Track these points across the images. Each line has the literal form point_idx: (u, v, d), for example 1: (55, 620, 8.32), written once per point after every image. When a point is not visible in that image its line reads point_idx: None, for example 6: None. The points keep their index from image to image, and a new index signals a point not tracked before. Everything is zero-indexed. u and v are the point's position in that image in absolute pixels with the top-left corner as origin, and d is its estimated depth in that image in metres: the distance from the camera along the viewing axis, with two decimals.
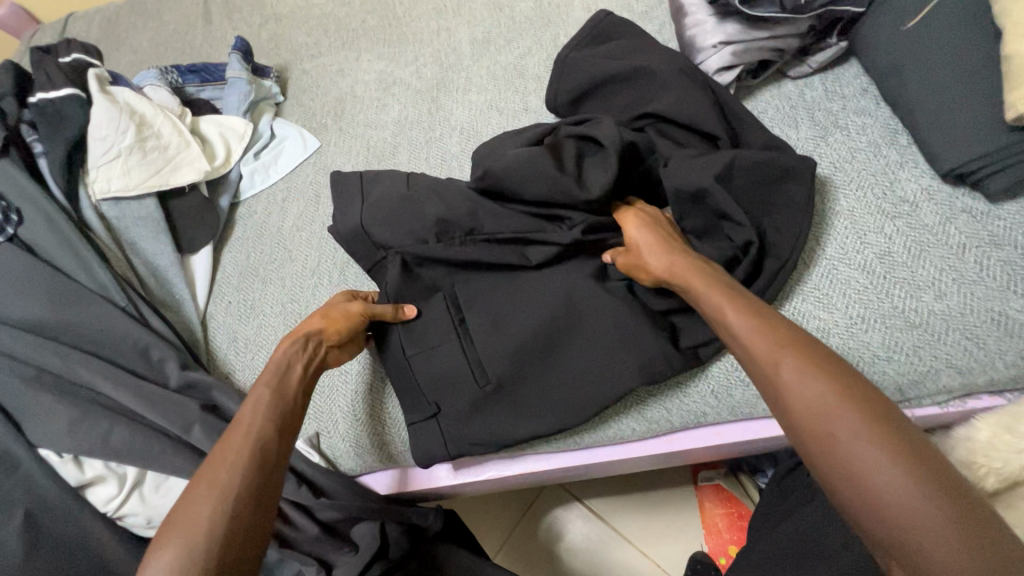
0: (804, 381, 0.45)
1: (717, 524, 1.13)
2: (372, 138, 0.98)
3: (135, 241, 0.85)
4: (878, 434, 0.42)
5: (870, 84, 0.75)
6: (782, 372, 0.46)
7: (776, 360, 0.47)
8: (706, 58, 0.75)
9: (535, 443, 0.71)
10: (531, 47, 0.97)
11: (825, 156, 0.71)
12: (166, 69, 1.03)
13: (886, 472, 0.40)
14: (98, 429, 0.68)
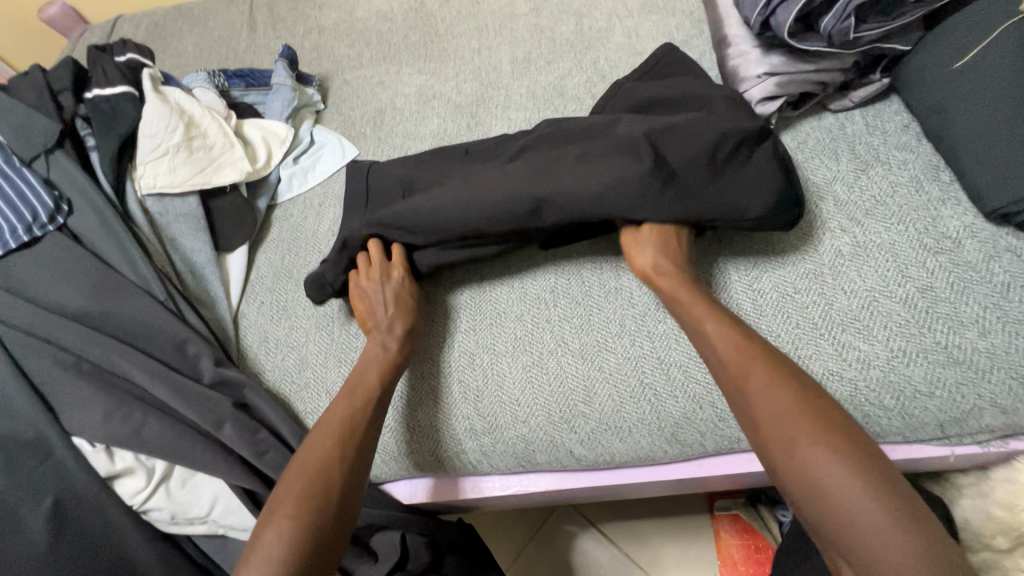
0: (759, 385, 0.54)
1: (733, 556, 1.10)
2: (410, 149, 1.00)
3: (176, 237, 0.86)
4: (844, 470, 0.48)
5: (911, 120, 0.76)
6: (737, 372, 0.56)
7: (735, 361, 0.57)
8: (750, 88, 0.77)
9: (564, 460, 0.70)
10: (571, 69, 0.99)
11: (867, 189, 0.72)
12: (214, 72, 1.05)
13: (836, 477, 0.48)
14: (132, 421, 0.68)
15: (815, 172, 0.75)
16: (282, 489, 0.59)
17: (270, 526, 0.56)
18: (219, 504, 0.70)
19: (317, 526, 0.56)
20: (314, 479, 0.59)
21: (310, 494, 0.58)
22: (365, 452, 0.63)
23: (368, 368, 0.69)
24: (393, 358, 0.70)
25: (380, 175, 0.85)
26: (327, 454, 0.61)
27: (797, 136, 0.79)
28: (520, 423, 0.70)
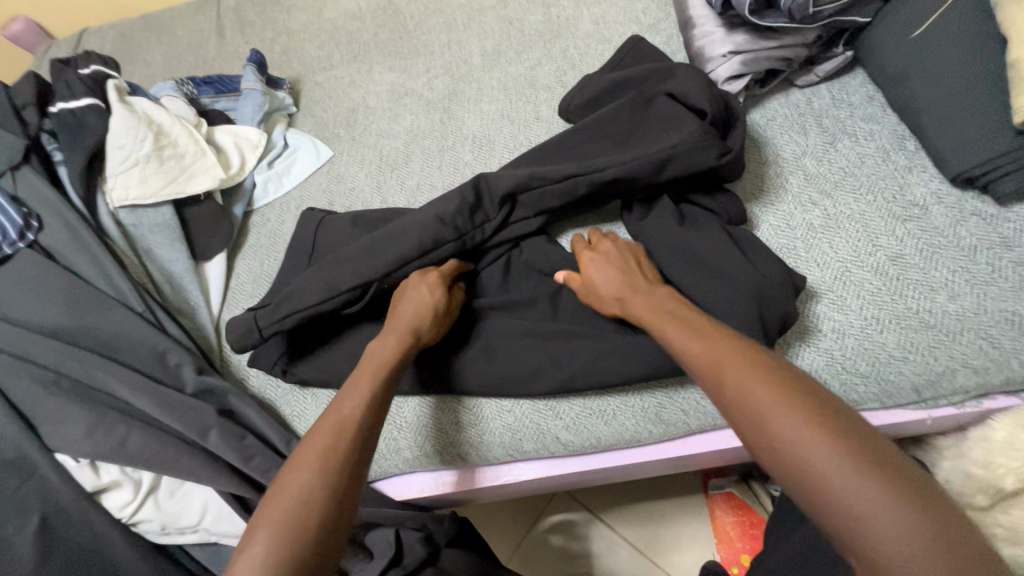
0: (746, 391, 0.46)
1: (729, 533, 1.12)
2: (384, 147, 1.00)
3: (151, 247, 0.86)
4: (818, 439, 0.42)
5: (876, 91, 0.76)
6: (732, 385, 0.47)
7: (716, 378, 0.48)
8: (715, 67, 0.77)
9: (551, 447, 0.70)
10: (541, 59, 0.99)
11: (836, 162, 0.73)
12: (182, 80, 1.04)
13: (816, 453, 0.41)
14: (115, 434, 0.68)
15: (783, 148, 0.76)
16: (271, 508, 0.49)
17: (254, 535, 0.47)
18: (209, 513, 0.70)
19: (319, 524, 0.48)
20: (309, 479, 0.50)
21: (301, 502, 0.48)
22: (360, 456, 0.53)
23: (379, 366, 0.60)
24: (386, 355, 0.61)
25: (331, 230, 0.85)
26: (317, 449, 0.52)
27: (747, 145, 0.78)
28: (506, 413, 0.71)
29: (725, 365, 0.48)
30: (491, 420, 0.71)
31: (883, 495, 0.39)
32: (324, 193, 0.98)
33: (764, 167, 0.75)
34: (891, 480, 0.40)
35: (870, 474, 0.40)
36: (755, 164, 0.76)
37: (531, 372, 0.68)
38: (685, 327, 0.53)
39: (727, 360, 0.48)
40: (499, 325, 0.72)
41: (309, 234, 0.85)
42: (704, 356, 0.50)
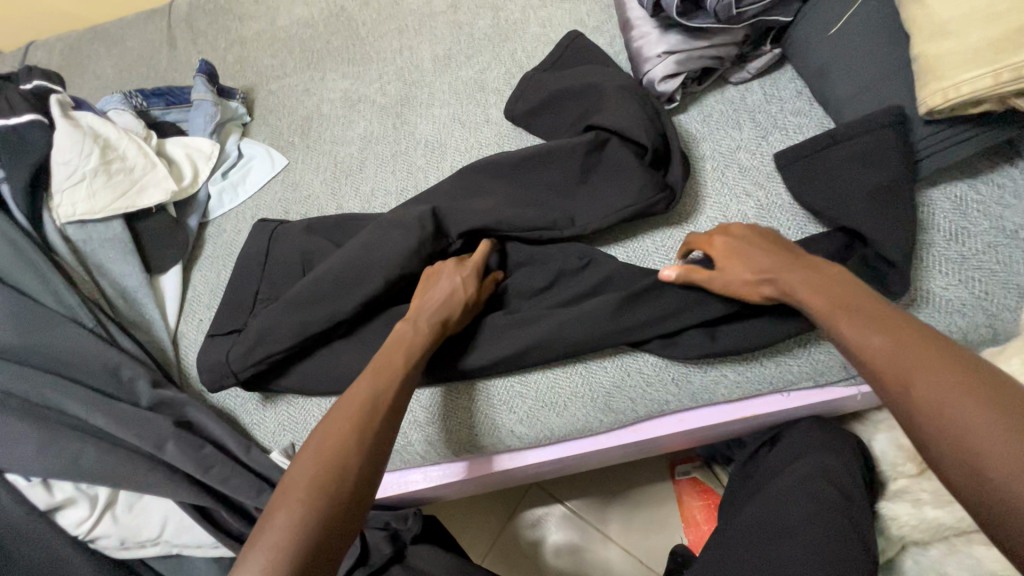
0: (864, 335, 0.47)
1: (695, 517, 1.15)
2: (339, 154, 1.00)
3: (102, 262, 0.85)
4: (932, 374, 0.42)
5: (804, 86, 0.80)
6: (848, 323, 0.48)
7: (855, 328, 0.48)
8: (652, 67, 0.80)
9: (508, 439, 0.72)
10: (491, 62, 1.01)
11: (768, 155, 0.77)
12: (131, 93, 1.03)
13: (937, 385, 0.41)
14: (67, 450, 0.68)
15: (719, 143, 0.79)
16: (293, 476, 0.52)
17: (281, 503, 0.50)
18: (169, 525, 0.70)
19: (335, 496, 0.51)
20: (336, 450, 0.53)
21: (329, 474, 0.51)
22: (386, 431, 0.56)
23: (397, 348, 0.63)
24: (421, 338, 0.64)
25: (284, 238, 0.85)
26: (345, 420, 0.55)
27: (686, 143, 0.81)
28: (462, 409, 0.72)
29: (842, 304, 0.50)
30: (449, 417, 0.72)
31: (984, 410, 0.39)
32: (279, 201, 0.98)
33: (703, 162, 0.79)
34: (970, 384, 0.40)
35: (970, 388, 0.40)
36: (693, 160, 0.79)
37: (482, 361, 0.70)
38: (812, 275, 0.54)
39: (846, 293, 0.51)
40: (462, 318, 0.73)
41: (263, 243, 0.86)
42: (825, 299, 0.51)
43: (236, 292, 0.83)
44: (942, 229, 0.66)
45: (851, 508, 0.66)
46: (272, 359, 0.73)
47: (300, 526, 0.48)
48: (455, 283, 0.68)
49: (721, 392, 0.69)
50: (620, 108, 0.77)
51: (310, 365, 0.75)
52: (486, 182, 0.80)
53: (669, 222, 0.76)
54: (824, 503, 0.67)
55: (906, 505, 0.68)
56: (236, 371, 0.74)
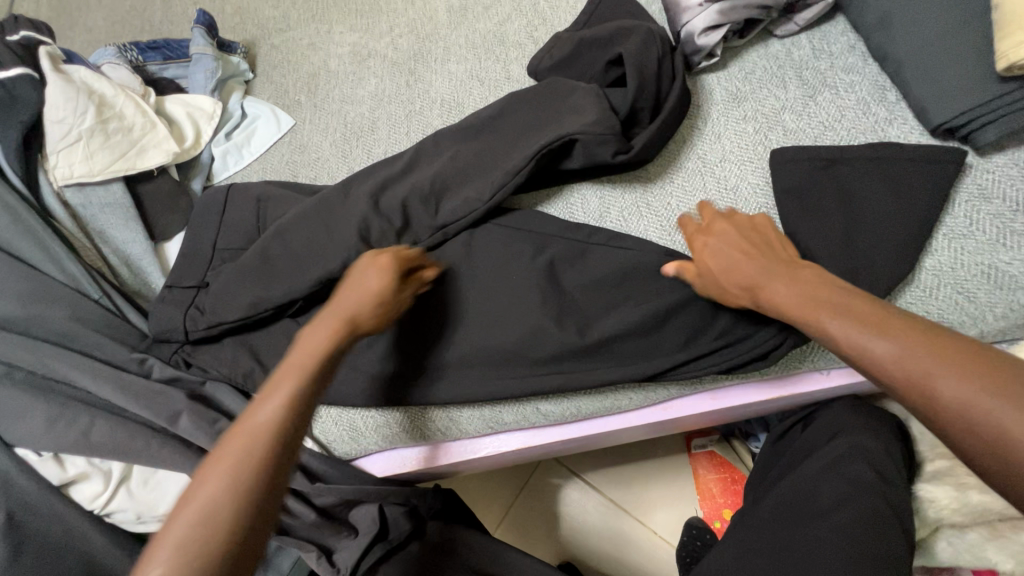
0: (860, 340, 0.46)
1: (711, 489, 1.16)
2: (349, 114, 0.94)
3: (104, 229, 0.81)
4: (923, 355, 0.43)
5: (857, 40, 0.73)
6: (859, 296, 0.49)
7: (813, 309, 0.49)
8: (692, 18, 0.73)
9: (532, 416, 0.69)
10: (511, 13, 0.93)
11: (815, 116, 0.71)
12: (125, 46, 0.97)
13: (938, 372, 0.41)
14: (79, 425, 0.66)
15: (761, 103, 0.73)
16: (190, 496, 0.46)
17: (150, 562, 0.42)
18: None
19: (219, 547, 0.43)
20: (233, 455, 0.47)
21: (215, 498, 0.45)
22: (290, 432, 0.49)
23: (308, 349, 0.55)
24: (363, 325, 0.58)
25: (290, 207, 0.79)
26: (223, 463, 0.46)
27: (716, 103, 0.75)
28: None
29: (824, 304, 0.49)
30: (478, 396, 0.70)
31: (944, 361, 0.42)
32: (287, 164, 0.93)
33: (742, 124, 0.73)
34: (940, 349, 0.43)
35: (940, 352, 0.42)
36: (732, 122, 0.73)
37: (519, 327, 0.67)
38: (848, 323, 0.47)
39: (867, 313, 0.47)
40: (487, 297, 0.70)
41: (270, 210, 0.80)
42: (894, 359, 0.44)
43: (220, 251, 0.78)
44: (1007, 199, 0.62)
45: (888, 490, 0.63)
46: (225, 327, 0.72)
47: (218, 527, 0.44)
48: (373, 277, 0.60)
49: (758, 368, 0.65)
50: (654, 60, 0.69)
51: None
52: (503, 129, 0.73)
53: (703, 187, 0.71)
54: (861, 484, 0.64)
55: (948, 488, 0.65)
56: (188, 329, 0.73)
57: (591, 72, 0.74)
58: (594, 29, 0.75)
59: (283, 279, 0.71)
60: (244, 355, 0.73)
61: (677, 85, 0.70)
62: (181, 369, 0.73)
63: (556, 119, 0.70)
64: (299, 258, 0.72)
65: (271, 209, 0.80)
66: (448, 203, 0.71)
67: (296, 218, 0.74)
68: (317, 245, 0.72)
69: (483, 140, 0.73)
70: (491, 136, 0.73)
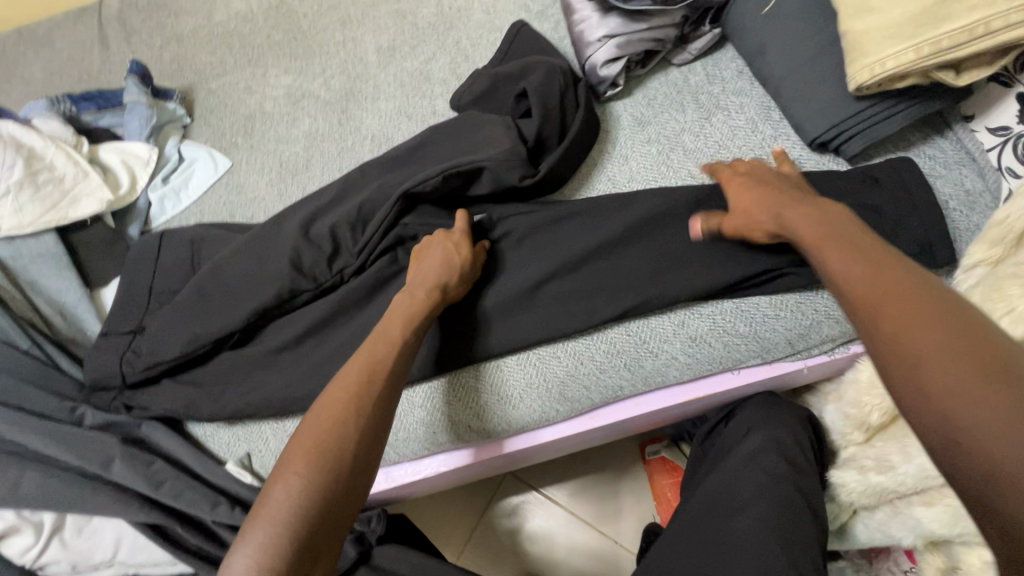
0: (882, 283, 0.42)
1: (666, 494, 1.18)
2: (284, 153, 0.97)
3: (37, 280, 0.81)
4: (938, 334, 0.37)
5: (745, 66, 0.81)
6: (832, 257, 0.46)
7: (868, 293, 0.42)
8: (593, 52, 0.79)
9: (465, 435, 0.72)
10: (436, 52, 0.98)
11: (710, 136, 0.77)
12: (58, 98, 0.98)
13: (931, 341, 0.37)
14: (6, 478, 0.65)
15: (663, 126, 0.79)
16: (313, 425, 0.53)
17: (278, 489, 0.49)
18: (123, 546, 0.69)
19: (332, 479, 0.50)
20: (330, 432, 0.52)
21: (326, 440, 0.51)
22: (393, 392, 0.57)
23: (398, 319, 0.61)
24: (419, 303, 0.63)
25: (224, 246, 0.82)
26: (343, 405, 0.54)
27: (623, 128, 0.81)
28: (418, 408, 0.71)
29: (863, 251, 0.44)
30: (411, 420, 0.72)
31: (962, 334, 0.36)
32: (224, 205, 0.96)
33: (647, 146, 0.79)
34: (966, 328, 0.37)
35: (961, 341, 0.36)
36: (638, 144, 0.79)
37: (445, 349, 0.70)
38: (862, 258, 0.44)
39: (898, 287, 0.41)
40: None
41: (204, 250, 0.82)
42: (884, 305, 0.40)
43: (157, 294, 0.80)
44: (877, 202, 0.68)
45: (799, 478, 0.68)
46: (162, 367, 0.73)
47: (305, 509, 0.48)
48: (454, 249, 0.67)
49: (673, 373, 0.69)
50: (558, 91, 0.74)
51: (247, 386, 0.72)
52: (423, 160, 0.77)
53: None
54: (773, 475, 0.68)
55: (853, 473, 0.68)
56: (126, 373, 0.74)
57: (505, 105, 0.80)
58: (507, 65, 0.80)
59: (217, 319, 0.73)
60: (178, 397, 0.73)
61: (583, 113, 0.76)
62: (121, 413, 0.74)
63: (471, 148, 0.74)
64: (233, 296, 0.74)
65: (205, 249, 0.82)
66: (371, 224, 0.73)
67: (226, 256, 0.76)
68: (250, 282, 0.74)
69: (406, 170, 0.76)
70: (413, 166, 0.77)
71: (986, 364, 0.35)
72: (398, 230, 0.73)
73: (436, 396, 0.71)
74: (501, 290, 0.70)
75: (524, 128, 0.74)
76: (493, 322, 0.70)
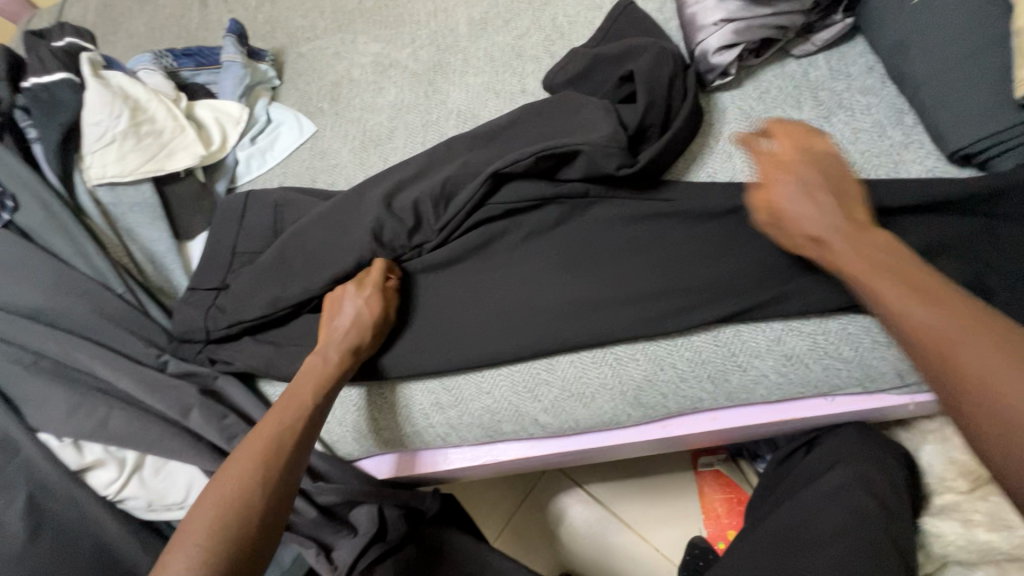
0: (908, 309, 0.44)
1: (717, 510, 1.14)
2: (368, 122, 0.97)
3: (133, 227, 0.84)
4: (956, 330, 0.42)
5: (876, 62, 0.73)
6: (895, 300, 0.46)
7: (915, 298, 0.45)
8: (706, 37, 0.74)
9: (529, 427, 0.70)
10: (530, 28, 0.95)
11: (828, 137, 0.70)
12: (161, 53, 1.02)
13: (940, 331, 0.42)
14: (97, 414, 0.69)
15: None
16: (218, 482, 0.56)
17: (183, 546, 0.52)
18: (194, 490, 0.72)
19: (235, 541, 0.52)
20: (239, 492, 0.55)
21: (247, 500, 0.55)
22: (297, 457, 0.59)
23: (304, 386, 0.64)
24: (329, 369, 0.66)
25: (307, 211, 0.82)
26: (250, 465, 0.57)
27: (728, 121, 0.75)
28: (485, 394, 0.70)
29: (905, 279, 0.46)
30: (477, 406, 0.71)
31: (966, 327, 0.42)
32: (307, 169, 0.96)
33: None
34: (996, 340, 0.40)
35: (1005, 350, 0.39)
36: (744, 140, 0.73)
37: (520, 338, 0.68)
38: (902, 294, 0.46)
39: (957, 328, 0.42)
40: (495, 310, 0.70)
41: (287, 213, 0.83)
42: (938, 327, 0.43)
43: (240, 253, 0.81)
44: None
45: (890, 520, 0.62)
46: (244, 325, 0.75)
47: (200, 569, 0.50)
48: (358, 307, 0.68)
49: (760, 391, 0.64)
50: (666, 77, 0.69)
51: None
52: (514, 141, 0.74)
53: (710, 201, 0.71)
54: (861, 514, 0.63)
55: None
56: (210, 329, 0.76)
57: (603, 87, 0.75)
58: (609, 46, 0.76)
59: (297, 283, 0.74)
60: (254, 355, 0.75)
61: (690, 103, 0.71)
62: (204, 365, 0.76)
63: (567, 133, 0.70)
64: (314, 261, 0.74)
65: (289, 212, 0.83)
66: (457, 203, 0.72)
67: (309, 221, 0.76)
68: (330, 250, 0.74)
69: (494, 150, 0.74)
70: (503, 146, 0.74)
71: (1007, 350, 0.40)
72: (483, 213, 0.71)
73: (505, 385, 0.70)
74: (584, 287, 0.68)
75: (625, 113, 0.69)
76: (574, 315, 0.67)
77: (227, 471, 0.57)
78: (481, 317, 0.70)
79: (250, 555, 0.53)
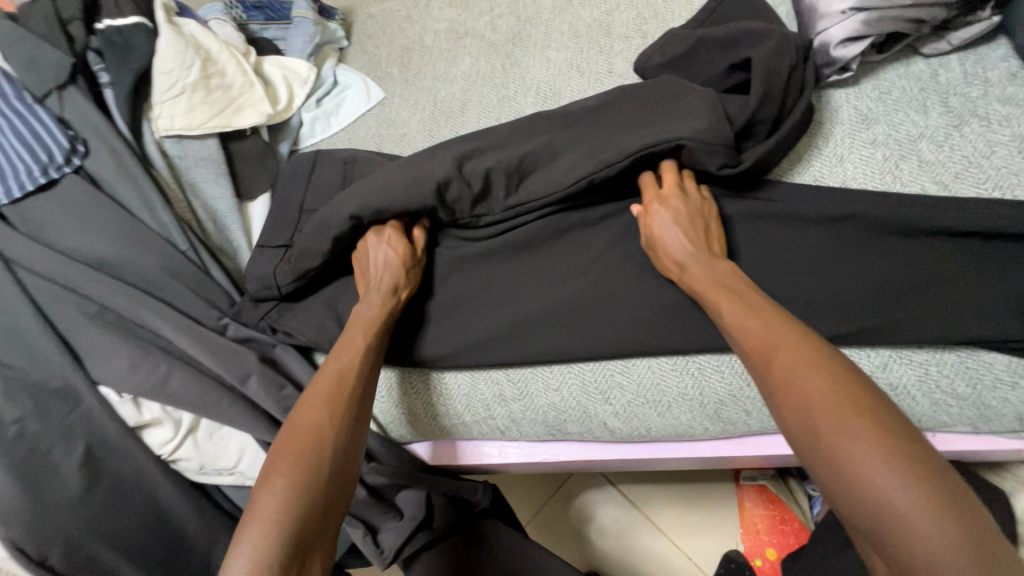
0: (864, 457, 0.41)
1: (757, 526, 1.10)
2: (440, 92, 0.92)
3: (196, 182, 0.82)
4: (893, 464, 0.40)
5: (1020, 68, 0.65)
6: (794, 368, 0.47)
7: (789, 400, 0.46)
8: (829, 26, 0.67)
9: (596, 431, 0.67)
10: (621, 3, 0.88)
11: (957, 149, 0.63)
12: (231, 3, 0.98)
13: (883, 473, 0.40)
14: (157, 372, 0.68)
15: (895, 128, 0.66)
16: (291, 429, 0.54)
17: (265, 488, 0.50)
18: (245, 458, 0.71)
19: (317, 480, 0.51)
20: (315, 434, 0.53)
21: (323, 441, 0.53)
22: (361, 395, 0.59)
23: (354, 331, 0.63)
24: (376, 314, 0.65)
25: None
26: (320, 408, 0.56)
27: (841, 122, 0.69)
28: (552, 392, 0.67)
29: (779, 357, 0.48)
30: (543, 402, 0.67)
31: (903, 466, 0.40)
32: (373, 137, 0.93)
33: (871, 147, 0.66)
34: (893, 453, 0.40)
35: (919, 478, 0.39)
36: (858, 144, 0.67)
37: (597, 338, 0.64)
38: (824, 386, 0.45)
39: (783, 345, 0.48)
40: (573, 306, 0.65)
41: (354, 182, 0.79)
42: (860, 446, 0.41)
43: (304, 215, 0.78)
44: None
45: None
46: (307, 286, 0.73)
47: (286, 513, 0.48)
48: (389, 250, 0.68)
49: None
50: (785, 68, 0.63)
51: None
52: (605, 123, 0.69)
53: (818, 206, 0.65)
54: None
55: None
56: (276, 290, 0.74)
57: (705, 76, 0.70)
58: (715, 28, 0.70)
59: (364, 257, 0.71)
60: (320, 327, 0.72)
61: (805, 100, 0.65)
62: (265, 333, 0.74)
63: (664, 116, 0.65)
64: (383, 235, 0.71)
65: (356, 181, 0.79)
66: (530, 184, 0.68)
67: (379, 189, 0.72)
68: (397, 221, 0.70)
69: (584, 132, 0.69)
70: (593, 129, 0.69)
71: (951, 507, 0.38)
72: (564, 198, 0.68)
73: (574, 384, 0.66)
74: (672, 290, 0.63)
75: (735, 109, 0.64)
76: (659, 319, 0.63)
77: (296, 419, 0.55)
78: (556, 309, 0.66)
79: (329, 502, 0.51)
